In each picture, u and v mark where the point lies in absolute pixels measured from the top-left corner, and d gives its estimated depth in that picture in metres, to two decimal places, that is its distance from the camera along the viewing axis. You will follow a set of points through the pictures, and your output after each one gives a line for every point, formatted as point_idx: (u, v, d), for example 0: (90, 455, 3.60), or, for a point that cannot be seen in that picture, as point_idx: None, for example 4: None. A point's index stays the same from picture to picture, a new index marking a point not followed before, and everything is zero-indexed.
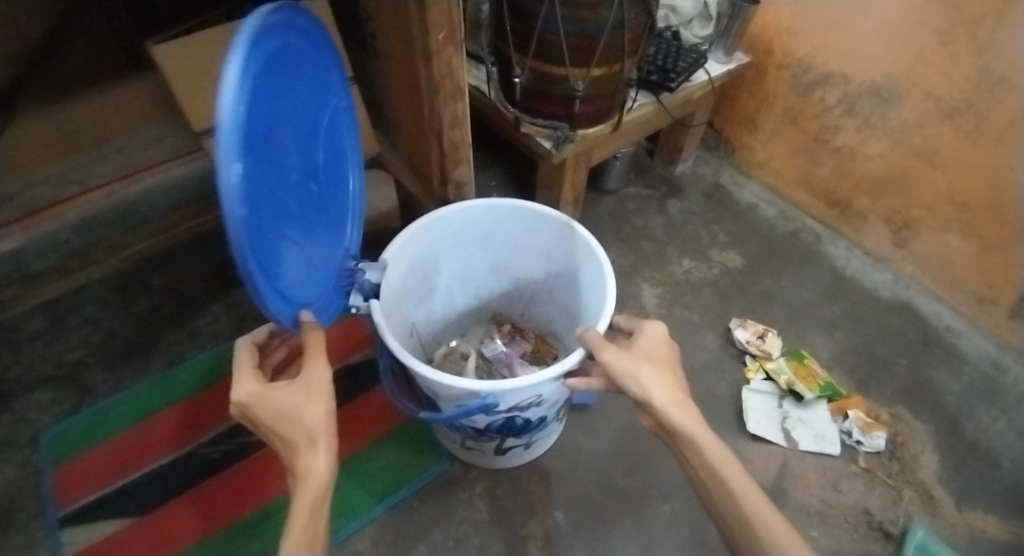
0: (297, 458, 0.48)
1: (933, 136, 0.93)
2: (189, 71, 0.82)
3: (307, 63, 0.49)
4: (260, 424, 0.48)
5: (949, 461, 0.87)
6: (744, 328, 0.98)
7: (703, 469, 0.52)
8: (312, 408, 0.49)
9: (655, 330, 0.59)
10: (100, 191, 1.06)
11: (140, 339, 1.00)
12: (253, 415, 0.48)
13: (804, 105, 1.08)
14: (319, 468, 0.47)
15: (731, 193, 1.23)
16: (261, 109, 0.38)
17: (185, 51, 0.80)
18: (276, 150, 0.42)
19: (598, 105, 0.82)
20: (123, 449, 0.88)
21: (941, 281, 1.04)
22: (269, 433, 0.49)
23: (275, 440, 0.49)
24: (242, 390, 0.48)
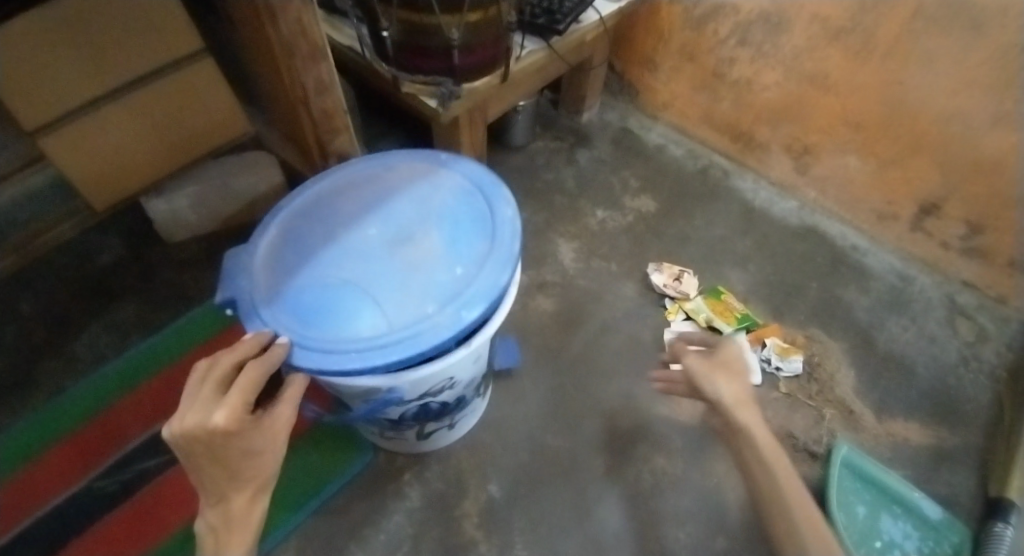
0: (236, 500, 0.47)
1: (822, 60, 0.93)
2: (16, 66, 0.66)
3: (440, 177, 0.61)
4: (220, 455, 0.43)
5: (864, 374, 0.91)
6: (659, 272, 0.97)
7: (762, 472, 0.54)
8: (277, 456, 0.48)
9: (732, 344, 0.62)
10: None
11: (15, 372, 0.88)
12: (221, 444, 0.42)
13: (699, 40, 1.06)
14: (257, 517, 0.48)
15: (639, 136, 1.21)
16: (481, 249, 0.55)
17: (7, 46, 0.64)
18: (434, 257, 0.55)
19: (480, 55, 0.76)
20: (2, 499, 0.76)
21: (843, 202, 1.07)
22: (216, 463, 0.44)
23: (217, 474, 0.45)
24: (230, 416, 0.42)
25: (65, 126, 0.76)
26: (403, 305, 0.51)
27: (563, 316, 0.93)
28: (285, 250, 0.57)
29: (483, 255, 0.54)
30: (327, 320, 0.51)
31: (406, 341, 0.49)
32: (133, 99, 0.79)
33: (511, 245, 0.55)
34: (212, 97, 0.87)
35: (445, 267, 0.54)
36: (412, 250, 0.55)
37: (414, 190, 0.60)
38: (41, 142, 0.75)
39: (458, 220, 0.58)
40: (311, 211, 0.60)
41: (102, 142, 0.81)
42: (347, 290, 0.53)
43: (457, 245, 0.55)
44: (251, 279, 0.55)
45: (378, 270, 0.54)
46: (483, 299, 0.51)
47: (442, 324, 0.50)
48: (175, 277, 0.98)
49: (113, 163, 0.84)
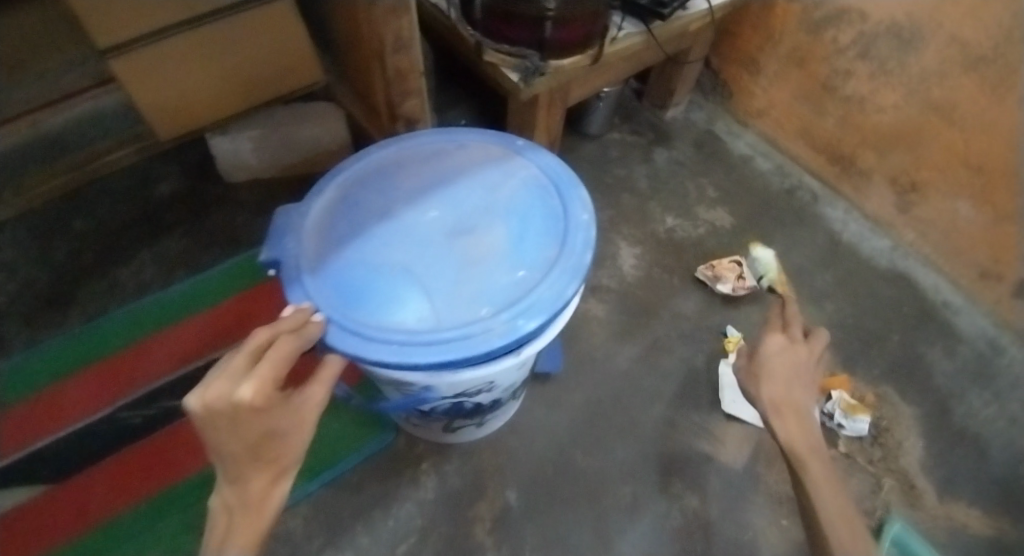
0: (255, 484, 0.40)
1: (953, 89, 0.81)
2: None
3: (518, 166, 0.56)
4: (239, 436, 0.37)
5: (935, 447, 0.82)
6: (715, 277, 0.91)
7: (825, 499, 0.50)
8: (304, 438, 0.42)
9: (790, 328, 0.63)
10: (24, 122, 0.93)
11: (61, 289, 0.89)
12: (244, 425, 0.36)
13: (812, 45, 0.95)
14: (275, 504, 0.41)
15: (726, 143, 1.12)
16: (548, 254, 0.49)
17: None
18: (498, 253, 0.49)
19: (575, 31, 0.69)
20: (34, 412, 0.78)
21: (943, 251, 0.95)
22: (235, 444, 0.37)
23: (237, 454, 0.38)
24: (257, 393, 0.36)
25: (133, 52, 0.73)
26: (456, 303, 0.46)
27: (613, 325, 0.87)
28: (339, 217, 0.52)
29: (550, 259, 0.49)
30: (369, 304, 0.47)
31: (452, 345, 0.44)
32: (207, 29, 0.76)
33: (583, 255, 0.49)
34: (287, 42, 0.83)
35: (506, 266, 0.49)
36: (471, 241, 0.50)
37: (483, 174, 0.55)
38: (111, 65, 0.72)
39: (528, 217, 0.52)
40: (371, 180, 0.55)
41: (172, 70, 0.77)
42: (396, 274, 0.48)
43: (524, 244, 0.50)
44: (298, 242, 0.51)
45: (433, 258, 0.49)
46: (545, 309, 0.46)
47: (494, 332, 0.45)
48: (227, 218, 0.96)
49: (181, 95, 0.81)
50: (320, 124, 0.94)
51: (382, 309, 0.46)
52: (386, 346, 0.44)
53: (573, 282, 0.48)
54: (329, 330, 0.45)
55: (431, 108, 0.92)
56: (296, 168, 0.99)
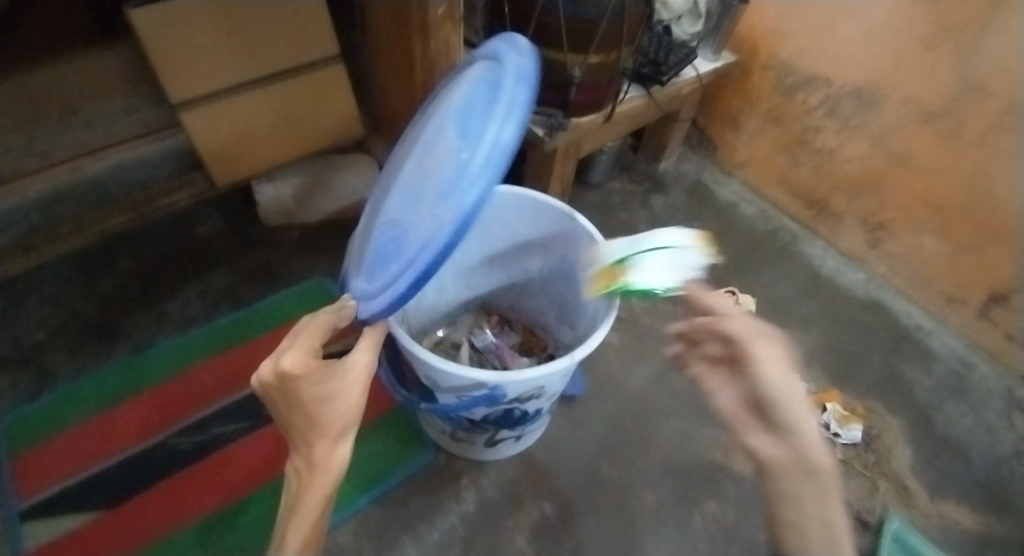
0: (318, 447, 0.43)
1: (909, 140, 0.96)
2: (171, 45, 0.75)
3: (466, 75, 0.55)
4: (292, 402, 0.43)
5: (922, 453, 0.90)
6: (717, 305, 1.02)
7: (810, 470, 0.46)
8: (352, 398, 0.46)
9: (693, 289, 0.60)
10: (63, 166, 0.97)
11: (107, 323, 0.94)
12: (292, 389, 0.42)
13: (786, 106, 1.10)
14: (340, 463, 0.43)
15: (713, 190, 1.25)
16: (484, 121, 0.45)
17: (167, 21, 0.73)
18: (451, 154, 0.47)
19: (592, 94, 0.82)
20: (84, 438, 0.82)
21: (911, 280, 1.08)
22: (289, 410, 0.43)
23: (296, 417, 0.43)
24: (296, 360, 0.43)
25: (203, 106, 0.83)
26: (424, 218, 0.46)
27: (627, 350, 0.95)
28: (371, 221, 0.60)
29: (485, 122, 0.45)
30: (380, 265, 0.51)
31: (419, 255, 0.43)
32: (267, 89, 0.86)
33: (517, 96, 0.43)
34: (335, 104, 0.94)
35: (455, 159, 0.46)
36: (434, 163, 0.50)
37: (446, 103, 0.55)
38: (181, 117, 0.82)
39: (477, 107, 0.49)
40: (385, 181, 0.62)
41: (232, 124, 0.87)
42: (393, 229, 0.51)
43: (469, 131, 0.47)
44: (352, 257, 0.59)
45: (414, 198, 0.51)
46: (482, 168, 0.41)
47: (445, 219, 0.42)
48: (265, 258, 1.03)
49: (238, 147, 0.91)
50: (357, 175, 1.04)
51: (386, 262, 0.49)
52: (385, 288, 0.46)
53: (510, 126, 0.41)
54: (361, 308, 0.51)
55: None
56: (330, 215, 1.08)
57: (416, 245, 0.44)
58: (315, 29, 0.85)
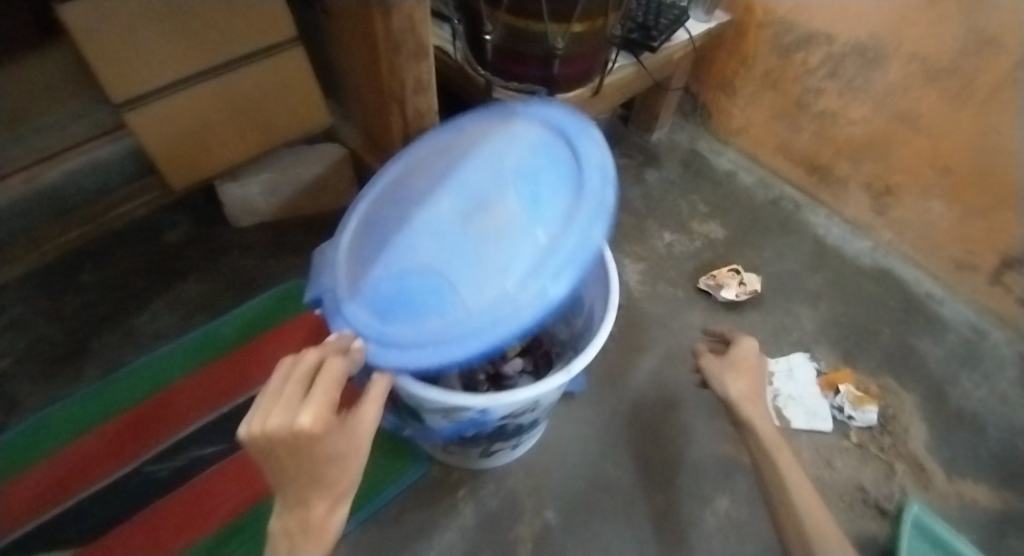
0: (316, 507, 0.41)
1: (917, 100, 0.89)
2: (110, 42, 0.65)
3: (516, 125, 0.53)
4: (301, 461, 0.38)
5: (937, 431, 0.87)
6: (723, 286, 0.96)
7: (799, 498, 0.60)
8: (361, 458, 0.43)
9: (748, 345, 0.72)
10: (19, 176, 0.86)
11: (73, 344, 0.87)
12: (306, 450, 0.38)
13: (785, 67, 1.02)
14: (336, 526, 0.42)
15: (710, 160, 1.18)
16: (563, 208, 0.47)
17: (105, 15, 0.63)
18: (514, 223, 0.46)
19: (577, 67, 0.74)
20: (57, 471, 0.75)
21: (920, 247, 1.02)
22: (296, 467, 0.39)
23: (300, 477, 0.39)
24: (319, 419, 0.37)
25: (152, 103, 0.75)
26: (485, 286, 0.44)
27: (627, 339, 0.90)
28: (360, 239, 0.53)
29: (562, 209, 0.47)
30: (400, 310, 0.47)
31: (484, 329, 0.43)
32: (221, 79, 0.78)
33: (604, 199, 0.46)
34: (297, 92, 0.86)
35: (527, 232, 0.46)
36: (485, 215, 0.47)
37: (485, 142, 0.52)
38: (127, 118, 0.74)
39: (540, 172, 0.49)
40: (386, 196, 0.55)
41: (185, 120, 0.79)
42: (421, 274, 0.46)
43: (541, 204, 0.47)
44: (332, 275, 0.52)
45: (454, 247, 0.46)
46: (576, 267, 0.43)
47: (527, 306, 0.43)
48: (235, 263, 0.96)
49: (194, 146, 0.83)
50: (326, 164, 0.96)
51: (421, 317, 0.46)
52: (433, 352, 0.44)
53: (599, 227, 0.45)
54: (372, 352, 0.46)
55: None
56: (304, 209, 1.01)
57: (486, 323, 0.43)
58: (269, 12, 0.74)
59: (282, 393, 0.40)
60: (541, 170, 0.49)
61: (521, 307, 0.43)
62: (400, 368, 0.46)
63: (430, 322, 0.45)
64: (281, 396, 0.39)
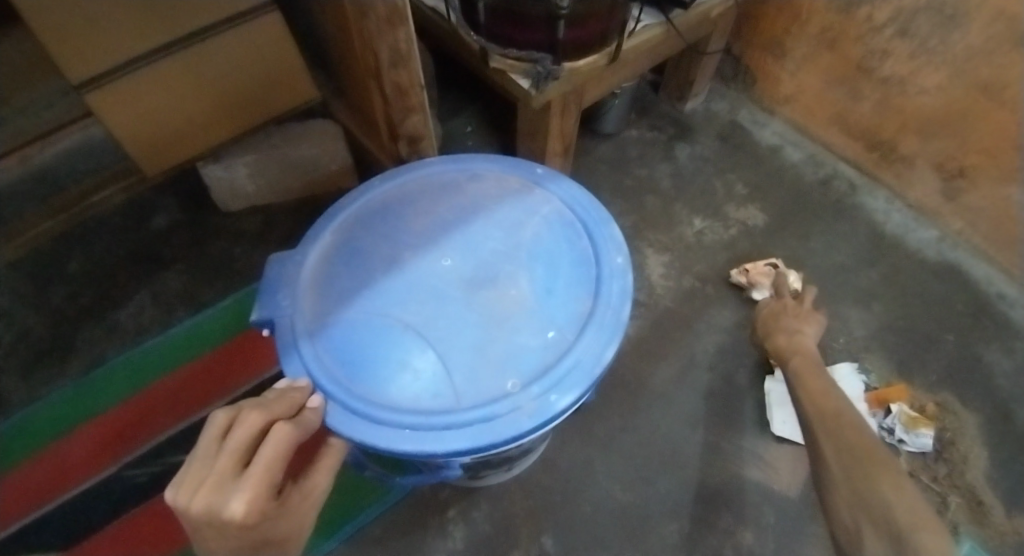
0: None
1: (1004, 67, 0.73)
2: (59, 17, 0.57)
3: (539, 197, 0.50)
4: (232, 545, 0.31)
5: (1006, 459, 0.74)
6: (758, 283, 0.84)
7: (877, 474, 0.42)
8: (305, 535, 0.35)
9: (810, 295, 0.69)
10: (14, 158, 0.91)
11: (58, 337, 0.84)
12: (242, 533, 0.30)
13: (845, 24, 0.86)
14: None
15: (751, 133, 1.04)
16: (576, 311, 0.44)
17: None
18: (523, 313, 0.43)
19: (588, 30, 0.63)
20: (36, 475, 0.72)
21: (995, 239, 0.87)
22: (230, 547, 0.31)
23: None
24: (259, 499, 0.30)
25: (113, 82, 0.66)
26: (480, 375, 0.41)
27: (644, 343, 0.80)
28: (338, 269, 0.46)
29: (574, 310, 0.44)
30: (375, 372, 0.41)
31: (474, 427, 0.39)
32: (193, 54, 0.69)
33: (621, 307, 0.44)
34: (278, 62, 0.77)
35: (534, 325, 0.43)
36: (494, 292, 0.44)
37: (500, 211, 0.49)
38: (89, 98, 0.66)
39: (556, 262, 0.46)
40: (375, 222, 0.49)
41: (154, 99, 0.71)
42: (410, 338, 0.42)
43: (554, 298, 0.44)
44: (293, 299, 0.45)
45: (453, 320, 0.43)
46: (581, 381, 0.40)
47: (524, 411, 0.39)
48: (226, 249, 0.91)
49: (166, 125, 0.75)
50: (317, 143, 0.87)
51: (397, 387, 0.40)
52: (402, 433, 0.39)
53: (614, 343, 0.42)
54: (330, 411, 0.39)
55: (434, 118, 0.85)
56: (297, 191, 0.93)
57: (472, 420, 0.39)
58: None
59: (213, 463, 0.31)
60: (558, 258, 0.46)
61: (517, 413, 0.39)
62: (358, 442, 0.39)
63: (407, 397, 0.40)
64: (212, 465, 0.31)
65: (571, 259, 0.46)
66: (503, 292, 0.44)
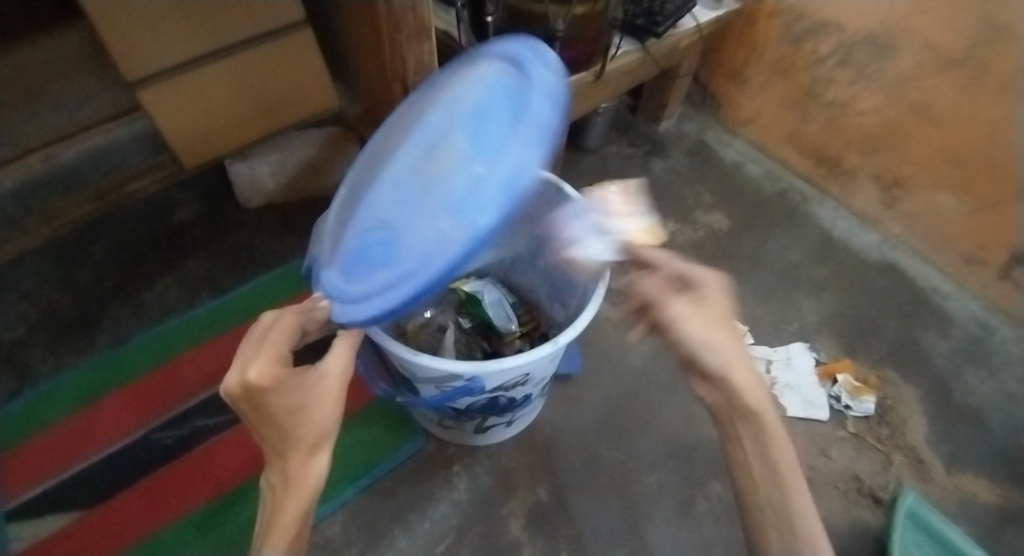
0: (293, 458, 0.41)
1: (929, 90, 0.88)
2: (132, 22, 0.67)
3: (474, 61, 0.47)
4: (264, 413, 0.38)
5: (939, 424, 0.86)
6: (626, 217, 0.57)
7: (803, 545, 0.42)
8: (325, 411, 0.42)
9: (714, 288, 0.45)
10: (37, 155, 0.91)
11: (83, 316, 0.90)
12: (262, 402, 0.37)
13: (795, 56, 1.02)
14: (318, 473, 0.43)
15: (717, 151, 1.18)
16: (501, 128, 0.38)
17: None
18: (458, 155, 0.40)
19: (578, 50, 0.76)
20: (68, 436, 0.78)
21: (929, 240, 1.01)
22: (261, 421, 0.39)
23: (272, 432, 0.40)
24: (267, 371, 0.37)
25: (163, 82, 0.76)
26: (422, 228, 0.38)
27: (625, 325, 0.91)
28: (345, 206, 0.51)
29: (502, 126, 0.38)
30: (359, 266, 0.42)
31: (418, 274, 0.36)
32: (229, 64, 0.79)
33: (547, 108, 0.36)
34: (304, 78, 0.88)
35: (464, 161, 0.39)
36: (434, 156, 0.42)
37: (443, 93, 0.47)
38: (138, 96, 0.76)
39: (487, 102, 0.42)
40: (366, 157, 0.52)
41: (195, 103, 0.81)
42: (378, 227, 0.43)
43: (482, 129, 0.40)
44: (320, 244, 0.50)
45: (406, 195, 0.42)
46: (500, 191, 0.34)
47: (455, 240, 0.35)
48: (244, 240, 0.99)
49: (201, 127, 0.85)
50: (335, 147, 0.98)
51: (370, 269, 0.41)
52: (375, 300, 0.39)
53: (536, 149, 0.35)
54: (334, 311, 0.42)
55: None
56: (313, 190, 1.03)
57: (419, 264, 0.37)
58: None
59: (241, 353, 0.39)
60: (490, 96, 0.42)
61: (451, 240, 0.35)
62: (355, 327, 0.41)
63: (375, 273, 0.40)
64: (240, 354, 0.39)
65: (500, 91, 0.42)
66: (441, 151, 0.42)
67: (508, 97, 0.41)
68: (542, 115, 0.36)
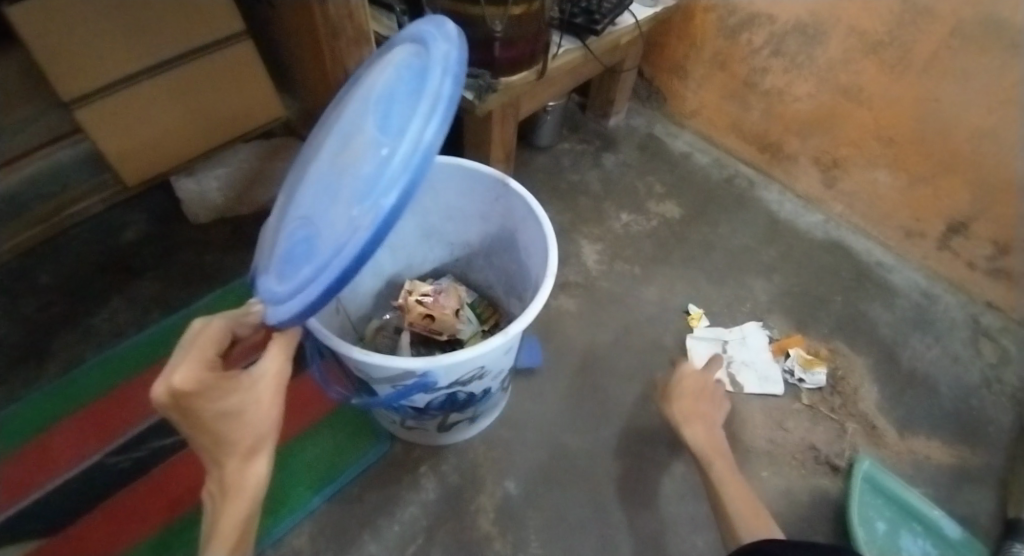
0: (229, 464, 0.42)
1: (857, 73, 0.93)
2: (63, 39, 0.66)
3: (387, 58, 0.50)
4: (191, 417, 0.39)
5: (889, 391, 0.90)
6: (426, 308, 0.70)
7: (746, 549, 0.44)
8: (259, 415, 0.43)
9: None
10: None
11: (31, 344, 0.87)
12: (191, 409, 0.39)
13: (732, 48, 1.06)
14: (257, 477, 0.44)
15: (666, 143, 1.21)
16: (404, 116, 0.41)
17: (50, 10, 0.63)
18: (369, 147, 0.42)
19: (519, 50, 0.77)
20: (18, 467, 0.75)
21: (870, 216, 1.06)
22: (196, 429, 0.40)
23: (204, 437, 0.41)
24: (191, 379, 0.38)
25: (101, 100, 0.75)
26: (338, 218, 0.40)
27: (584, 316, 0.92)
28: (280, 214, 0.53)
29: (406, 114, 0.41)
30: (287, 265, 0.44)
31: (333, 262, 0.38)
32: (169, 76, 0.78)
33: (441, 92, 0.39)
34: (248, 86, 0.88)
35: (375, 151, 0.41)
36: (351, 151, 0.45)
37: (360, 93, 0.50)
38: (77, 115, 0.74)
39: (396, 94, 0.44)
40: (299, 166, 0.55)
41: (137, 119, 0.80)
42: (304, 226, 0.45)
43: (390, 120, 0.42)
44: (258, 252, 0.52)
45: (327, 192, 0.45)
46: (400, 173, 0.37)
47: (363, 224, 0.37)
48: (197, 256, 0.97)
49: (144, 141, 0.83)
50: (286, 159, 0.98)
51: (294, 266, 0.43)
52: (298, 293, 0.41)
53: (432, 123, 0.38)
54: (266, 311, 0.44)
55: None
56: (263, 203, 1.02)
57: (333, 252, 0.39)
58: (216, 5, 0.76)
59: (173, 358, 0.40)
60: (400, 89, 0.45)
61: (360, 225, 0.37)
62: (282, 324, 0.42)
63: (298, 268, 0.42)
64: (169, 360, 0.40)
65: (407, 82, 0.45)
66: (356, 147, 0.44)
67: (413, 86, 0.43)
68: (439, 97, 0.39)
